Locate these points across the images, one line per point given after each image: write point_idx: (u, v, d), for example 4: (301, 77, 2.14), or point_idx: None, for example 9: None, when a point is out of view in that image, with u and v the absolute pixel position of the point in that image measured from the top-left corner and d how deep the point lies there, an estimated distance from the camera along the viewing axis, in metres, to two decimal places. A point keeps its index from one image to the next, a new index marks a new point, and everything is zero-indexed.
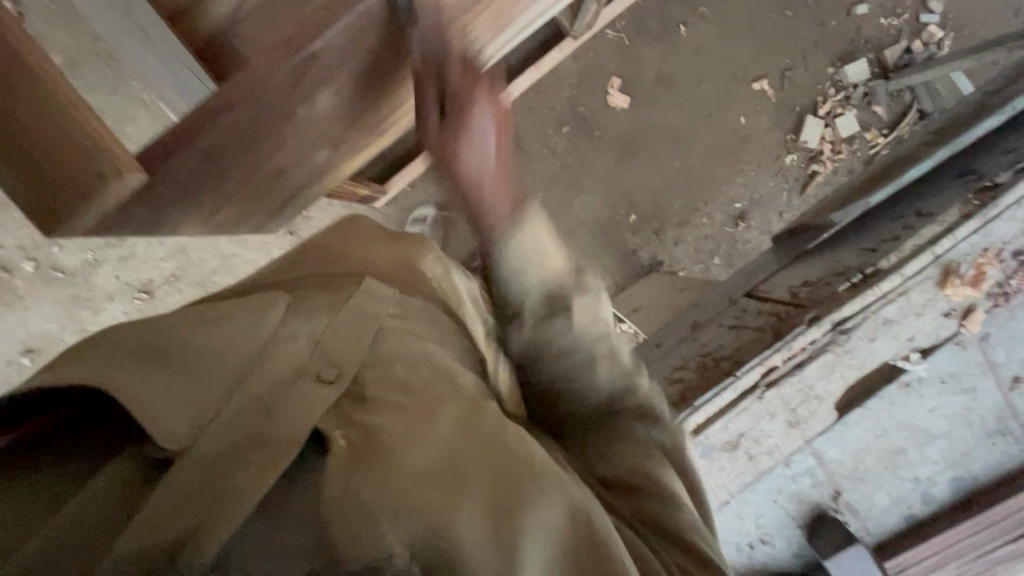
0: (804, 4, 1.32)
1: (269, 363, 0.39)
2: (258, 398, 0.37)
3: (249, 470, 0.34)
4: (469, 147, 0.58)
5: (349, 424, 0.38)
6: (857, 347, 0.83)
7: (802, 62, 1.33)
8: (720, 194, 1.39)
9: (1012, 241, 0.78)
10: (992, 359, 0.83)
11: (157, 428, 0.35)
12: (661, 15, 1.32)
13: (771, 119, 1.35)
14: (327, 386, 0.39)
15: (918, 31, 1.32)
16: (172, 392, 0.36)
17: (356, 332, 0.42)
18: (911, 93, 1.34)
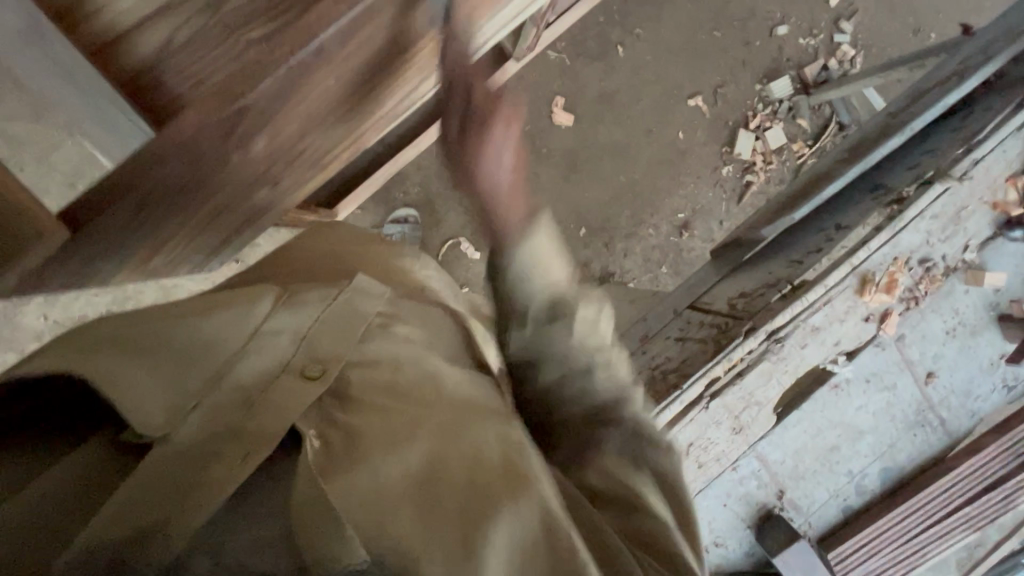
0: (731, 26, 1.40)
1: (254, 355, 0.40)
2: (241, 390, 0.38)
3: (219, 465, 0.35)
4: (486, 161, 0.44)
5: (329, 426, 0.38)
6: (790, 353, 0.87)
7: (732, 79, 1.42)
8: (664, 206, 1.44)
9: (917, 250, 0.86)
10: (908, 357, 0.92)
11: (137, 417, 0.36)
12: (599, 36, 1.38)
13: (707, 133, 1.43)
14: (312, 382, 0.40)
15: (833, 50, 1.43)
16: (147, 383, 0.37)
17: (343, 330, 0.43)
18: (830, 106, 1.45)
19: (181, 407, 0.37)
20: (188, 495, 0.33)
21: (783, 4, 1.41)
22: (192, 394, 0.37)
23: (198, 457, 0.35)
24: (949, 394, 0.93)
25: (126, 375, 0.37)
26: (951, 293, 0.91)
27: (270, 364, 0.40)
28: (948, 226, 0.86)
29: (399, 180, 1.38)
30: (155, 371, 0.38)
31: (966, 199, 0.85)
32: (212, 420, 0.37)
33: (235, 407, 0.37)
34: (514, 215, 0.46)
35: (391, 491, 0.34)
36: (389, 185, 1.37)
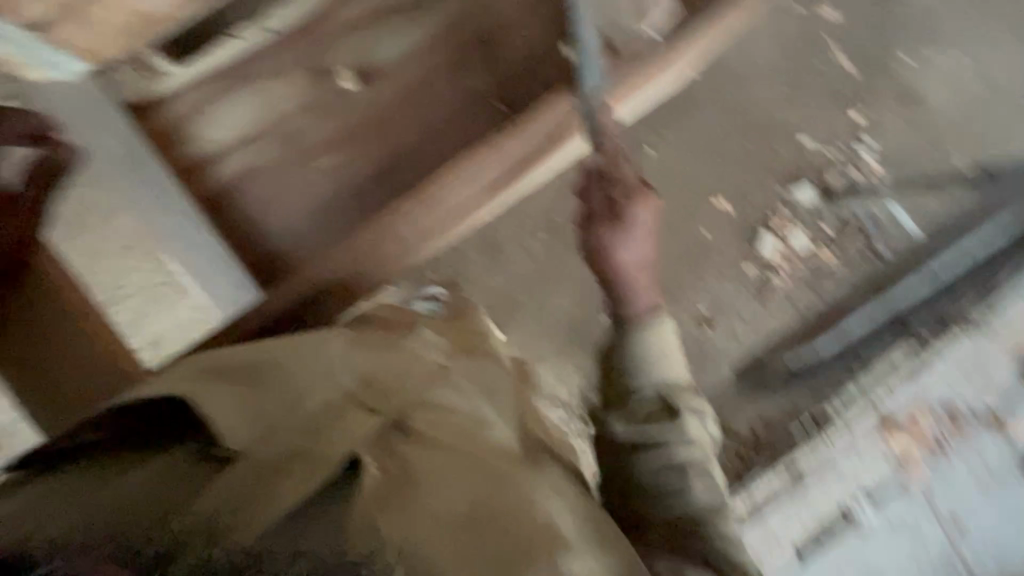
0: (756, 134, 1.48)
1: (330, 408, 0.65)
2: (316, 428, 0.63)
3: (300, 482, 0.58)
4: (626, 244, 0.93)
5: (386, 459, 0.62)
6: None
7: (756, 183, 1.47)
8: (686, 299, 1.45)
9: None
10: None
11: (229, 432, 0.63)
12: (630, 138, 1.47)
13: (730, 232, 1.46)
14: (373, 417, 0.65)
15: (857, 161, 1.47)
16: (271, 419, 0.64)
17: (399, 380, 0.72)
18: (856, 217, 1.46)
19: (254, 430, 0.63)
20: (257, 504, 0.56)
21: (807, 117, 1.48)
22: (287, 429, 0.63)
23: (264, 474, 0.59)
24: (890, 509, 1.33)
25: (222, 406, 0.66)
26: None
27: (330, 406, 0.66)
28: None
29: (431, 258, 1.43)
30: (250, 407, 0.66)
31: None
32: (273, 445, 0.61)
33: (302, 437, 0.62)
34: (647, 300, 0.93)
35: (435, 524, 0.58)
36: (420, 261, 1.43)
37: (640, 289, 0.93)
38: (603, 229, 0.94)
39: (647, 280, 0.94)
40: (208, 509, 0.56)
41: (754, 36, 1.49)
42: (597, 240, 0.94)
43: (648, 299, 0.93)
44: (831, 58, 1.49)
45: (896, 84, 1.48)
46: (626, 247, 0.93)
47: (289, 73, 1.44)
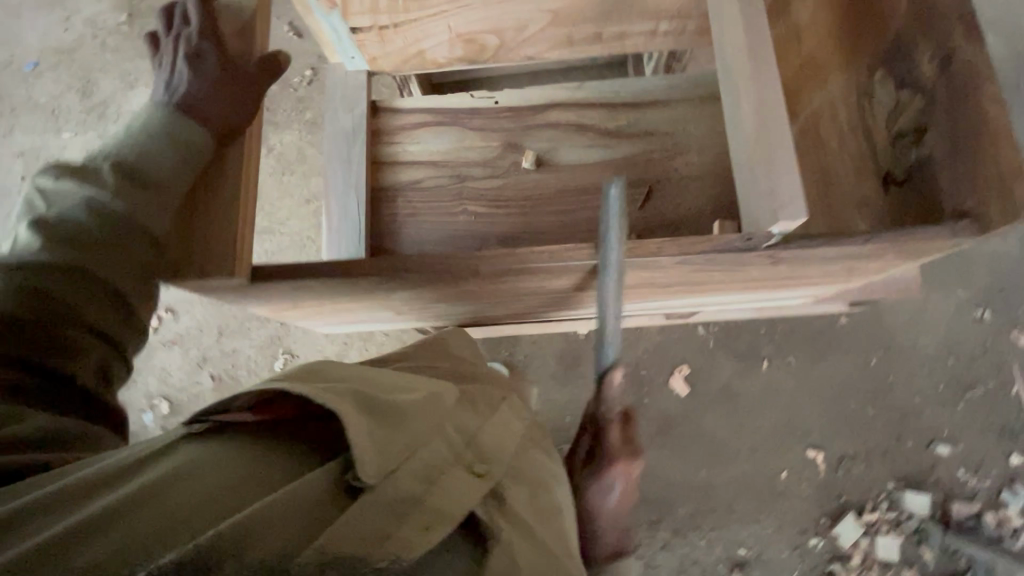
0: (887, 411, 1.36)
1: (433, 444, 0.50)
2: (429, 469, 0.48)
3: (418, 534, 0.44)
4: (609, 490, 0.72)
5: (495, 526, 0.49)
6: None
7: (864, 460, 1.34)
8: (729, 529, 1.32)
9: None
10: None
11: (359, 464, 0.45)
12: (752, 343, 1.41)
13: (810, 491, 1.32)
14: (480, 479, 0.51)
15: (994, 504, 1.30)
16: (373, 436, 0.47)
17: (506, 442, 0.58)
18: (966, 559, 1.27)
19: (388, 463, 0.47)
20: (402, 547, 0.42)
21: (951, 426, 1.35)
22: (396, 454, 0.48)
23: (398, 514, 0.44)
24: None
25: (351, 420, 0.47)
26: None
27: (444, 455, 0.50)
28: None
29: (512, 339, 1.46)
30: (380, 438, 0.48)
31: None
32: (405, 485, 0.46)
33: (423, 485, 0.47)
34: (600, 543, 0.74)
35: None
36: (502, 339, 1.46)
37: (610, 531, 0.74)
38: (599, 478, 0.71)
39: (618, 524, 0.74)
40: (327, 563, 0.40)
41: (929, 319, 1.40)
42: (597, 469, 0.72)
43: (613, 539, 0.75)
44: (1011, 384, 1.35)
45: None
46: (614, 481, 0.71)
47: (492, 126, 1.13)
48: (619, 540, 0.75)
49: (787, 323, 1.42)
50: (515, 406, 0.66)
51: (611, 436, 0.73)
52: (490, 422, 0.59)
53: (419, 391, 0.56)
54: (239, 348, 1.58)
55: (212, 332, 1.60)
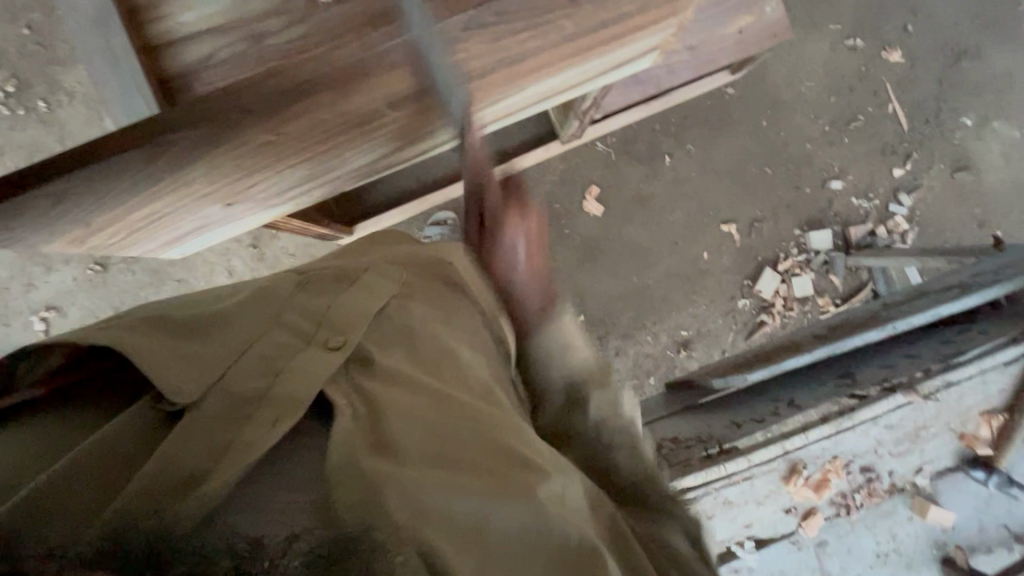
0: (783, 166, 1.43)
1: (264, 339, 0.48)
2: (262, 358, 0.46)
3: (253, 422, 0.41)
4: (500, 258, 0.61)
5: (358, 395, 0.45)
6: (749, 491, 0.83)
7: (771, 217, 1.43)
8: (669, 317, 1.41)
9: (860, 456, 0.84)
10: (827, 568, 0.88)
11: (171, 389, 0.42)
12: (651, 141, 1.40)
13: (731, 261, 1.42)
14: (333, 351, 0.48)
15: (885, 218, 1.44)
16: (180, 357, 0.45)
17: (364, 297, 0.55)
18: (868, 273, 1.44)
19: (208, 378, 0.44)
20: (231, 454, 0.39)
21: (840, 161, 1.44)
22: (214, 364, 0.45)
23: (235, 417, 0.41)
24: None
25: (150, 351, 0.45)
26: (890, 514, 0.89)
27: (291, 342, 0.48)
28: (903, 441, 0.85)
29: (421, 216, 1.38)
30: (193, 355, 0.46)
31: (928, 420, 0.85)
32: (235, 390, 0.43)
33: (263, 378, 0.44)
34: (529, 306, 0.60)
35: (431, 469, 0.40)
36: (411, 219, 1.38)
37: (528, 279, 0.61)
38: (496, 234, 0.61)
39: (537, 286, 0.61)
40: (158, 471, 0.37)
41: (806, 64, 1.42)
42: (492, 214, 0.61)
43: (539, 288, 0.61)
44: (886, 105, 1.44)
45: (947, 147, 1.45)
46: (512, 236, 0.60)
47: None
48: (544, 292, 0.61)
49: (680, 111, 1.40)
50: (383, 271, 0.60)
51: (487, 200, 0.62)
52: (345, 297, 0.54)
53: (243, 300, 0.53)
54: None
55: (109, 315, 1.39)
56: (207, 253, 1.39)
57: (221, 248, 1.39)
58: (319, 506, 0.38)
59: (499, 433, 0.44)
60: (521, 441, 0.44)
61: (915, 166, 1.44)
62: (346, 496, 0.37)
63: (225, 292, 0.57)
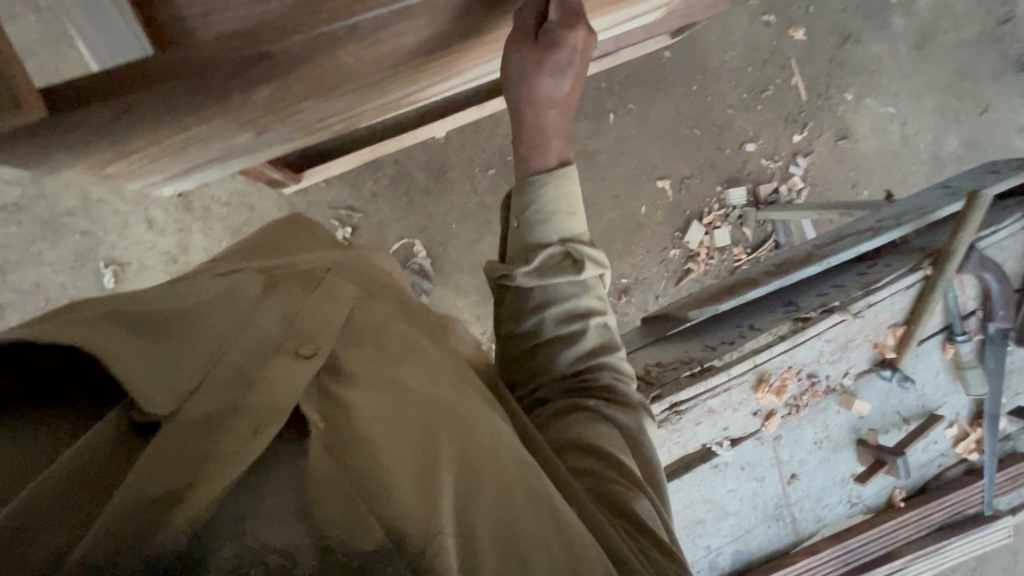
0: (710, 127, 1.56)
1: (242, 343, 0.43)
2: (240, 371, 0.41)
3: (232, 438, 0.37)
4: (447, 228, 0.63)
5: (328, 397, 0.43)
6: (726, 401, 0.96)
7: (699, 174, 1.56)
8: (612, 267, 1.54)
9: (807, 364, 0.98)
10: (779, 456, 1.01)
11: (141, 397, 0.37)
12: (597, 99, 1.49)
13: (665, 214, 1.55)
14: (309, 359, 0.44)
15: (786, 178, 1.60)
16: (147, 360, 0.39)
17: (330, 310, 0.50)
18: (772, 226, 1.61)
19: (182, 388, 0.39)
20: (215, 468, 0.36)
21: (754, 126, 1.58)
22: (195, 371, 0.40)
23: (211, 429, 0.38)
24: (803, 496, 1.03)
25: (116, 347, 0.39)
26: (825, 409, 1.03)
27: (262, 344, 0.44)
28: (837, 351, 0.99)
29: (373, 166, 1.44)
30: (166, 355, 0.40)
31: (854, 334, 0.99)
32: (214, 398, 0.39)
33: (236, 390, 0.40)
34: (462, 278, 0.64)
35: (408, 479, 0.38)
36: (363, 169, 1.43)
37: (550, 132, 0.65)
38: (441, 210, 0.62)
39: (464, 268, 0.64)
40: (127, 506, 0.33)
41: (731, 33, 1.54)
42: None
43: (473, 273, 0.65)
44: (790, 78, 1.59)
45: (832, 119, 1.63)
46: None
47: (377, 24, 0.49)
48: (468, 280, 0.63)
49: (623, 71, 1.49)
50: (337, 280, 0.55)
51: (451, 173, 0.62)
52: (314, 300, 0.50)
53: (209, 295, 0.47)
54: (43, 279, 1.30)
55: None
56: (115, 204, 1.32)
57: (142, 198, 1.33)
58: (307, 519, 0.35)
59: (479, 442, 0.41)
60: (490, 441, 0.42)
61: (810, 133, 1.61)
62: (324, 508, 0.35)
63: (169, 288, 0.47)
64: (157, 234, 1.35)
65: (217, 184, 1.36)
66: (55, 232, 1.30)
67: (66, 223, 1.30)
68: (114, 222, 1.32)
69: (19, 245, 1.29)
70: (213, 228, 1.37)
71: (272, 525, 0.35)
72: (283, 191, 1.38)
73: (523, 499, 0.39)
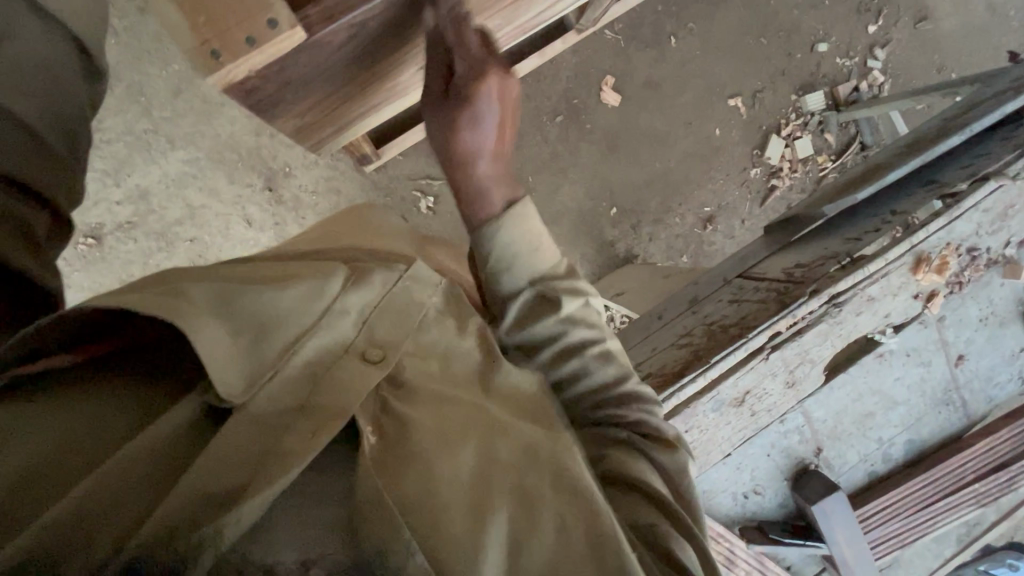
0: (778, 33, 1.46)
1: (322, 335, 0.47)
2: (310, 368, 0.46)
3: (296, 436, 0.43)
4: (469, 130, 0.67)
5: (387, 412, 0.47)
6: (883, 287, 0.93)
7: (771, 86, 1.48)
8: (692, 197, 1.51)
9: (968, 238, 0.92)
10: (945, 338, 0.98)
11: (221, 381, 0.42)
12: (654, 24, 1.43)
13: (740, 134, 1.49)
14: (375, 365, 0.48)
15: (864, 74, 1.49)
16: (233, 345, 0.44)
17: (399, 316, 0.51)
18: (855, 127, 1.52)
19: (259, 380, 0.44)
20: (274, 467, 0.41)
21: (826, 23, 1.47)
22: (270, 365, 0.45)
23: (275, 430, 0.43)
24: (973, 377, 1.00)
25: (208, 334, 0.43)
26: (989, 284, 0.97)
27: (332, 345, 0.48)
28: (995, 221, 0.91)
29: None
30: (242, 346, 0.45)
31: (1016, 197, 0.90)
32: (284, 398, 0.45)
33: (305, 391, 0.45)
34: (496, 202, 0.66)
35: (441, 499, 0.43)
36: None
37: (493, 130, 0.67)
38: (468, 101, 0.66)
39: (505, 151, 0.70)
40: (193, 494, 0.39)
41: None
42: (467, 87, 0.66)
43: (500, 193, 0.66)
44: None
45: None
46: (488, 105, 0.67)
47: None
48: (513, 186, 0.67)
49: None
50: (417, 280, 0.53)
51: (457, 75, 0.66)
52: (385, 303, 0.51)
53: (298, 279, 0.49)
54: None
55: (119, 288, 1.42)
56: (218, 207, 1.45)
57: (237, 197, 1.45)
58: (345, 523, 0.41)
59: (532, 468, 0.46)
60: (551, 486, 0.45)
61: (886, 21, 1.48)
62: (369, 523, 0.40)
63: (264, 268, 0.51)
64: (259, 230, 1.47)
65: (306, 174, 1.47)
66: (172, 240, 1.44)
67: (177, 232, 1.43)
68: (219, 224, 1.45)
69: (139, 259, 1.42)
70: (306, 217, 1.49)
71: (310, 532, 0.39)
72: (366, 171, 1.49)
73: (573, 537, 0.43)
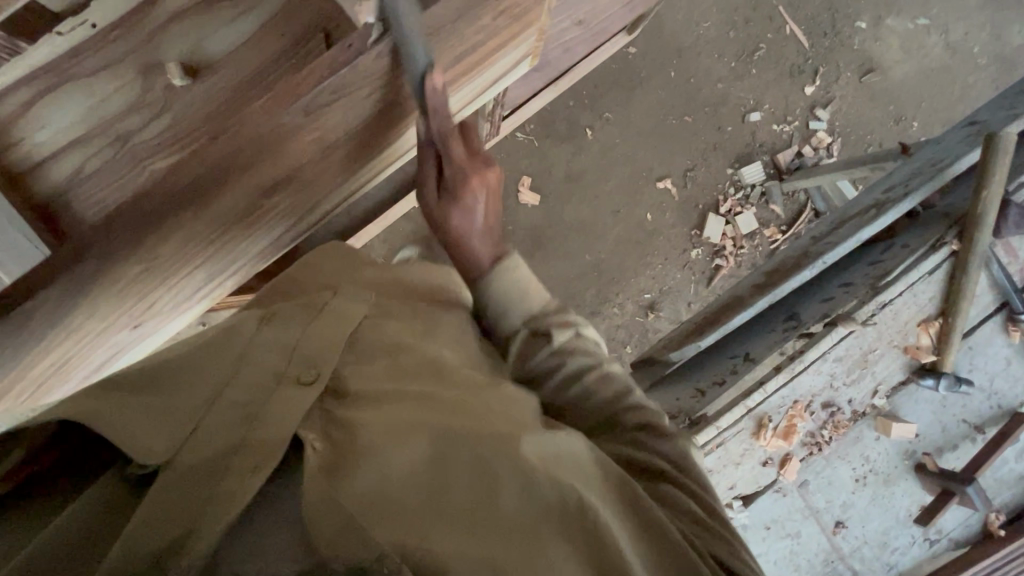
0: (703, 111, 1.43)
1: (247, 369, 0.42)
2: (238, 407, 0.40)
3: (232, 475, 0.36)
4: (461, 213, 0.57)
5: (331, 421, 0.41)
6: (724, 456, 0.81)
7: (703, 163, 1.44)
8: (630, 285, 1.43)
9: (817, 395, 0.81)
10: (812, 505, 0.84)
11: (137, 452, 0.37)
12: (568, 118, 1.40)
13: (675, 216, 1.43)
14: (307, 386, 0.42)
15: (807, 137, 1.46)
16: (147, 413, 0.39)
17: (328, 333, 0.47)
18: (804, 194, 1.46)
19: (177, 433, 0.38)
20: (214, 508, 0.35)
21: (755, 92, 1.45)
22: (190, 418, 0.39)
23: (212, 469, 0.37)
24: (861, 544, 0.84)
25: (126, 416, 0.38)
26: (858, 439, 0.84)
27: (261, 379, 0.42)
28: (851, 370, 0.81)
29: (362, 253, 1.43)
30: (162, 410, 0.39)
31: (872, 344, 0.81)
32: (206, 448, 0.37)
33: (237, 424, 0.39)
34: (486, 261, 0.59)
35: (395, 492, 0.36)
36: None
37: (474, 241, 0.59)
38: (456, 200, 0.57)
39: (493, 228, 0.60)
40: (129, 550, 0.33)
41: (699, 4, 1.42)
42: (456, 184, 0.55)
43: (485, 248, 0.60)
44: (783, 27, 1.45)
45: (849, 55, 1.47)
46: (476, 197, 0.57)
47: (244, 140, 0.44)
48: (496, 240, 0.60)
49: (588, 83, 1.39)
50: (338, 309, 0.51)
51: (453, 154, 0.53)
52: (313, 325, 0.47)
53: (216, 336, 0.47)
54: None
55: None
56: None
57: None
58: (303, 538, 0.35)
59: (492, 422, 0.41)
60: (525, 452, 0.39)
61: (825, 80, 1.47)
62: (323, 525, 0.34)
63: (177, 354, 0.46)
64: None
65: None
66: None
67: None
68: None
69: None
70: None
71: (279, 544, 0.35)
72: None
73: (547, 524, 0.36)
